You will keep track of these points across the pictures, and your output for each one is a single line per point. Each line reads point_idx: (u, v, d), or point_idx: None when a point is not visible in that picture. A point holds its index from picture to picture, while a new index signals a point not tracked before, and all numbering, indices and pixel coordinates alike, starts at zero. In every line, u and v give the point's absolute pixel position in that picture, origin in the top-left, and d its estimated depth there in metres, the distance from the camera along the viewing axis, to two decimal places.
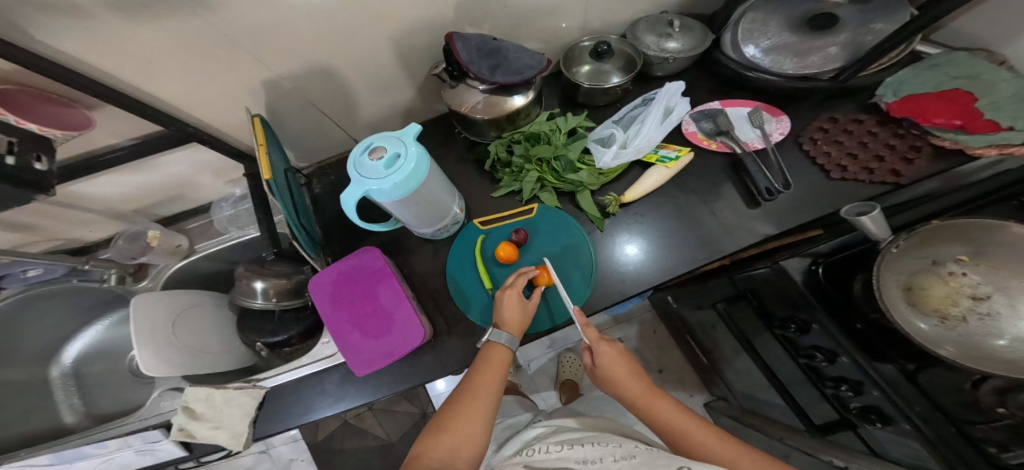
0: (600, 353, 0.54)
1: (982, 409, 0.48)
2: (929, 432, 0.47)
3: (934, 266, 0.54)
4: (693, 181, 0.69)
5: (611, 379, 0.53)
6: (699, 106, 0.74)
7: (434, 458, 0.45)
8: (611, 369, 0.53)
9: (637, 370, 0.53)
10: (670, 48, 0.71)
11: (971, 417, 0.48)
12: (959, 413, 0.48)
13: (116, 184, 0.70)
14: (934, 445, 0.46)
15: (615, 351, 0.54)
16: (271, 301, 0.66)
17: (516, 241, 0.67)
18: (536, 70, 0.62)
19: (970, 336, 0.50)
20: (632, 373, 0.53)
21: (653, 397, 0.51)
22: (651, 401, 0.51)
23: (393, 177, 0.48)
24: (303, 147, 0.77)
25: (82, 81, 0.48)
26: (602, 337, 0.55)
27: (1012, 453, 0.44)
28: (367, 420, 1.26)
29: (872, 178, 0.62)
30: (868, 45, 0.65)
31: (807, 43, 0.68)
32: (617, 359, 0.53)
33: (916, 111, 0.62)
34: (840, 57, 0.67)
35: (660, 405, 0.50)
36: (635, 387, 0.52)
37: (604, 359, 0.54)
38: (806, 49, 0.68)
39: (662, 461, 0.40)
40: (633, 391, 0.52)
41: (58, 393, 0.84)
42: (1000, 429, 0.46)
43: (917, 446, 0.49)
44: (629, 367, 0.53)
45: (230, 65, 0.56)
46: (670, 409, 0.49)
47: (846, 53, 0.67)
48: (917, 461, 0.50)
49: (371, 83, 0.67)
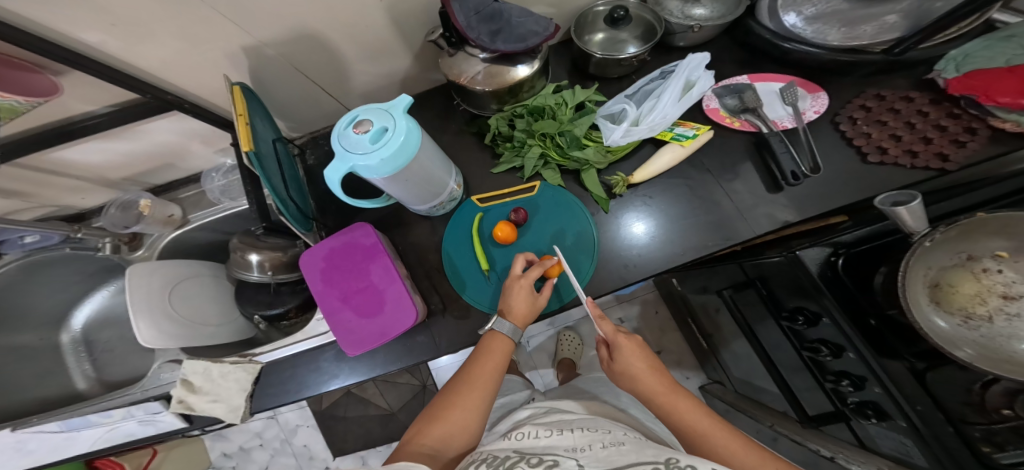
0: (617, 344, 0.54)
1: (985, 411, 0.45)
2: (924, 431, 0.46)
3: (967, 261, 0.49)
4: (709, 161, 0.64)
5: (632, 375, 0.52)
6: (725, 80, 0.68)
7: (426, 446, 0.45)
8: (628, 360, 0.52)
9: (654, 364, 0.52)
10: (696, 15, 0.64)
11: (973, 418, 0.45)
12: (959, 413, 0.45)
13: (102, 152, 0.68)
14: (926, 443, 0.46)
15: (634, 345, 0.53)
16: (266, 274, 0.65)
17: (515, 221, 0.64)
18: (541, 36, 0.56)
19: (992, 338, 0.46)
20: (650, 368, 0.52)
21: (671, 397, 0.49)
22: (671, 398, 0.49)
23: (379, 152, 0.44)
24: (295, 117, 0.73)
25: (43, 45, 0.45)
26: (619, 330, 0.55)
27: (1007, 453, 0.41)
28: (369, 390, 1.30)
29: (914, 163, 0.56)
30: (936, 13, 0.57)
31: (861, 10, 0.62)
32: (635, 354, 0.53)
33: (980, 87, 0.54)
34: (898, 27, 0.60)
35: (677, 403, 0.49)
36: (653, 383, 0.50)
37: (624, 351, 0.53)
38: (859, 17, 0.62)
39: (652, 451, 0.38)
40: (654, 388, 0.50)
41: (69, 358, 0.87)
42: (1004, 432, 0.43)
43: (908, 442, 0.48)
44: (647, 363, 0.52)
45: (206, 29, 0.51)
46: (690, 407, 0.48)
47: (908, 22, 0.59)
48: (908, 456, 0.49)
49: (363, 50, 0.62)
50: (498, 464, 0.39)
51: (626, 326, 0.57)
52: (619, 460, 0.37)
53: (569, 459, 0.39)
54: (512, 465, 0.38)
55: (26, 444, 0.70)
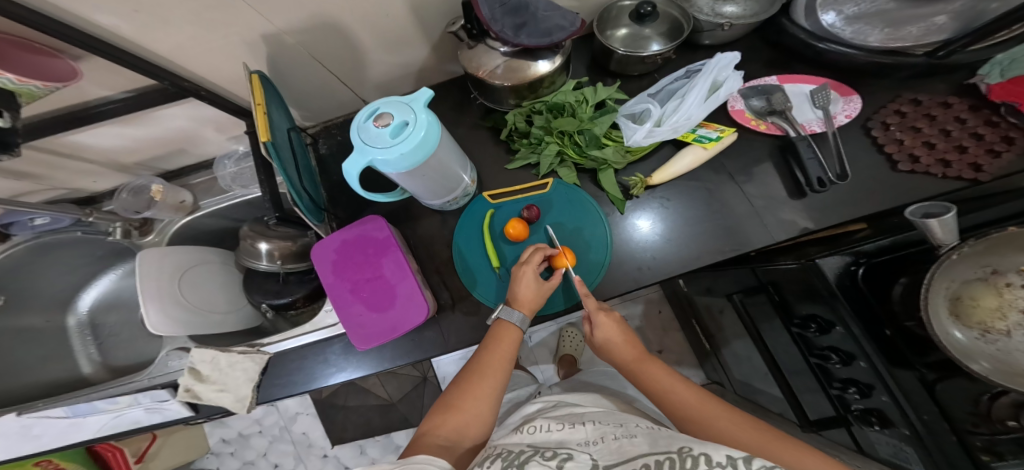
0: (597, 321, 0.55)
1: (989, 420, 0.45)
2: (926, 439, 0.48)
3: (990, 276, 0.47)
4: (729, 163, 0.63)
5: (607, 346, 0.56)
6: (752, 81, 0.67)
7: (440, 437, 0.45)
8: (605, 335, 0.55)
9: (631, 336, 0.55)
10: (726, 13, 0.62)
11: (975, 427, 0.46)
12: (962, 422, 0.46)
13: (116, 136, 0.67)
14: (929, 453, 0.47)
15: (612, 321, 0.55)
16: (276, 263, 0.65)
17: (528, 218, 0.63)
18: (566, 32, 0.54)
19: (1010, 352, 0.45)
20: (626, 340, 0.55)
21: (643, 362, 0.53)
22: (644, 365, 0.53)
23: (399, 147, 0.43)
24: (310, 106, 0.72)
25: (59, 28, 0.44)
26: (600, 307, 0.56)
27: (1006, 462, 0.42)
28: (370, 379, 1.30)
29: (946, 172, 0.55)
30: (990, 16, 0.53)
31: (908, 9, 0.58)
32: (613, 328, 0.55)
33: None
34: (947, 29, 0.57)
35: (649, 368, 0.52)
36: (626, 350, 0.54)
37: (602, 328, 0.55)
38: (903, 19, 0.58)
39: (664, 442, 0.37)
40: (628, 356, 0.54)
41: (75, 342, 0.87)
42: (1005, 442, 0.43)
43: (909, 451, 0.51)
44: (623, 335, 0.55)
45: (225, 17, 0.50)
46: (657, 371, 0.52)
47: (957, 24, 0.56)
48: (906, 462, 0.51)
49: (382, 40, 0.61)
50: (513, 458, 0.39)
51: (605, 301, 0.57)
52: (632, 451, 0.37)
53: (582, 453, 0.39)
54: (526, 460, 0.38)
55: (31, 428, 0.70)
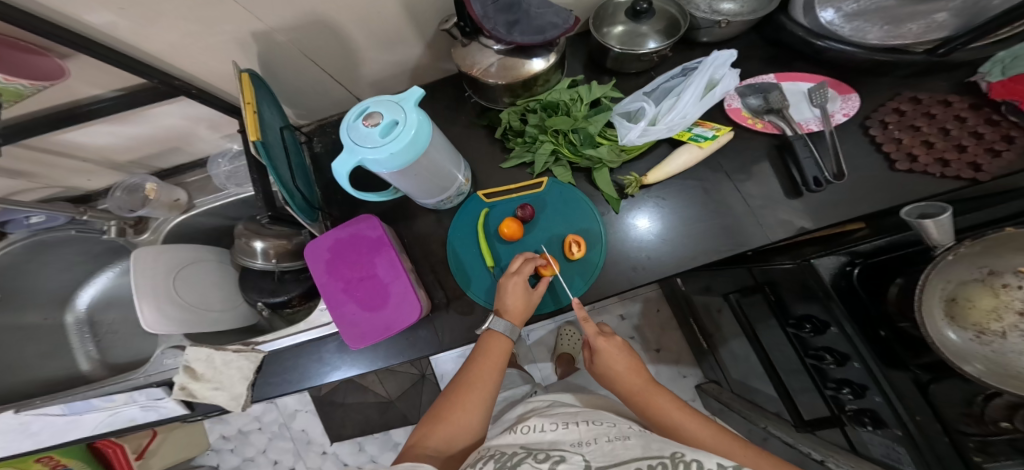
0: (597, 347, 0.55)
1: (981, 422, 0.45)
2: (918, 439, 0.47)
3: (987, 277, 0.46)
4: (726, 162, 0.63)
5: (609, 375, 0.55)
6: (749, 78, 0.66)
7: (429, 448, 0.46)
8: (608, 364, 0.55)
9: (634, 364, 0.54)
10: (724, 10, 0.62)
11: (966, 428, 0.46)
12: (955, 423, 0.46)
13: (108, 135, 0.67)
14: (921, 453, 0.47)
15: (613, 346, 0.55)
16: (271, 261, 0.65)
17: (521, 217, 0.63)
18: (560, 29, 0.54)
19: (1005, 354, 0.44)
20: (629, 368, 0.54)
21: (647, 391, 0.52)
22: (648, 395, 0.52)
23: (389, 146, 0.43)
24: (305, 105, 0.71)
25: (48, 28, 0.44)
26: (599, 331, 0.56)
27: (995, 462, 0.43)
28: (368, 377, 1.30)
29: (945, 172, 0.55)
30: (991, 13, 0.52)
31: (908, 6, 0.57)
32: (616, 356, 0.55)
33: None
34: (948, 26, 0.56)
35: (655, 399, 0.51)
36: (633, 379, 0.53)
37: (602, 353, 0.55)
38: (902, 15, 0.57)
39: (656, 445, 0.38)
40: (632, 388, 0.53)
41: (73, 339, 0.87)
42: (999, 443, 0.44)
43: (901, 450, 0.51)
44: (626, 364, 0.54)
45: (213, 15, 0.49)
46: (664, 403, 0.50)
47: (958, 21, 0.55)
48: (897, 463, 0.52)
49: (374, 37, 0.60)
50: (505, 460, 0.38)
51: (607, 326, 0.58)
52: (623, 453, 0.37)
53: (575, 454, 0.39)
54: (519, 462, 0.38)
55: (30, 425, 0.71)
